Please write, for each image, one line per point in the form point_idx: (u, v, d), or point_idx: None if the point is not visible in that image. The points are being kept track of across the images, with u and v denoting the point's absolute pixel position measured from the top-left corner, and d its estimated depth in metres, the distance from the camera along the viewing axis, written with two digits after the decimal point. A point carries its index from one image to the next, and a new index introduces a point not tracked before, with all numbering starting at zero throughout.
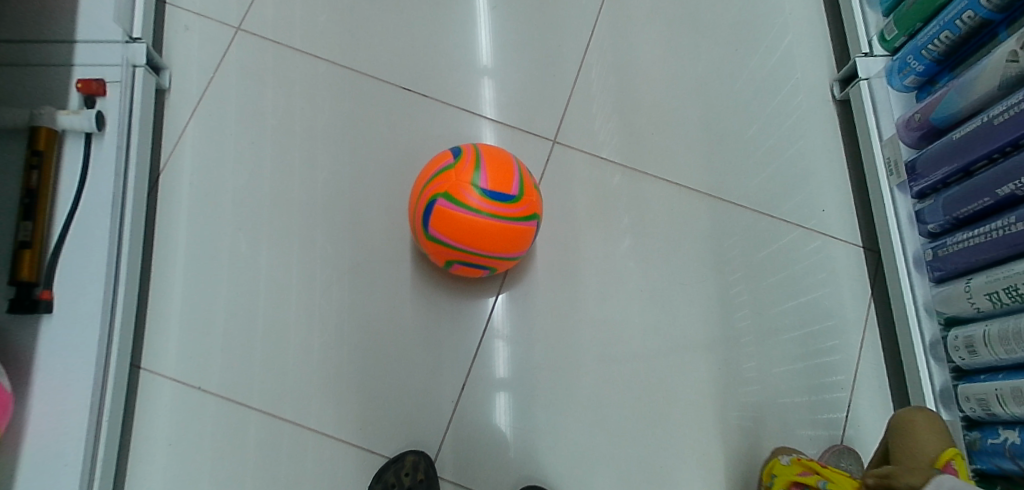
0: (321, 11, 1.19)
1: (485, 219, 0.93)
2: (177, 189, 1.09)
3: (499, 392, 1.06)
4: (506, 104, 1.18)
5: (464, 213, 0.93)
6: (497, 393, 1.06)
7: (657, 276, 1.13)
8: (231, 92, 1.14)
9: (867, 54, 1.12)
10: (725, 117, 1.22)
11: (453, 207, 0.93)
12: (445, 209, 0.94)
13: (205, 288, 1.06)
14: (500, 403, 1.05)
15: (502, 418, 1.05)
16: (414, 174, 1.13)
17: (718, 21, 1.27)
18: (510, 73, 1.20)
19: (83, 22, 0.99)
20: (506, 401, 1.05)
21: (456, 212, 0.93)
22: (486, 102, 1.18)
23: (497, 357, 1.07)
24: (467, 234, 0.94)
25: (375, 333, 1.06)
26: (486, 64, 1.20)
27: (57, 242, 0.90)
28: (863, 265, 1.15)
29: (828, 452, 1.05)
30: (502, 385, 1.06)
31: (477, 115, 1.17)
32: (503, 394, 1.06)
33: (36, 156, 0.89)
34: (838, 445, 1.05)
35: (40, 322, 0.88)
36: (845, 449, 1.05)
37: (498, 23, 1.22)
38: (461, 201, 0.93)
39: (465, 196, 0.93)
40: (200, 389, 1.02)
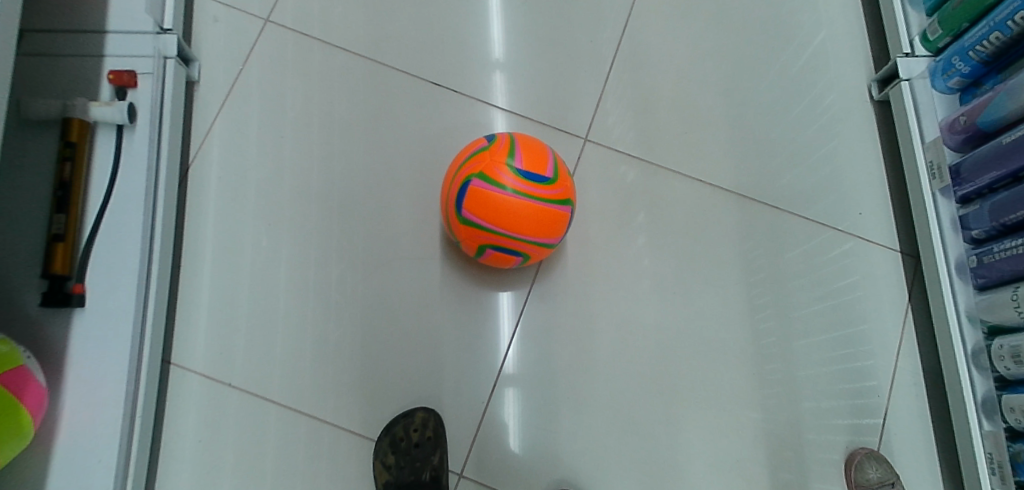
0: (352, 4, 1.17)
1: (518, 198, 0.93)
2: (206, 183, 1.08)
3: (508, 386, 1.04)
4: (534, 99, 1.16)
5: (498, 193, 0.93)
6: (505, 387, 1.04)
7: (692, 278, 1.11)
8: (260, 84, 1.13)
9: (908, 54, 1.10)
10: (761, 116, 1.20)
11: (487, 187, 0.93)
12: (479, 189, 0.93)
13: (234, 282, 1.05)
14: (508, 398, 1.04)
15: (510, 414, 1.03)
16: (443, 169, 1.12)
17: (753, 19, 1.25)
18: (538, 68, 1.18)
19: (115, 13, 0.98)
20: (514, 396, 1.04)
21: (489, 191, 0.93)
22: (500, 91, 1.16)
23: (505, 351, 1.06)
24: (499, 215, 0.93)
25: (395, 328, 1.05)
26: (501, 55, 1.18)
27: (89, 236, 0.88)
28: (901, 270, 1.13)
29: (853, 471, 1.03)
30: (512, 379, 1.05)
31: (488, 104, 1.16)
32: (510, 388, 1.04)
33: (69, 148, 0.88)
34: (857, 457, 1.04)
35: (73, 316, 0.87)
36: (869, 453, 1.04)
37: (525, 17, 1.20)
38: (495, 181, 0.93)
39: (500, 176, 0.93)
40: (230, 385, 1.01)
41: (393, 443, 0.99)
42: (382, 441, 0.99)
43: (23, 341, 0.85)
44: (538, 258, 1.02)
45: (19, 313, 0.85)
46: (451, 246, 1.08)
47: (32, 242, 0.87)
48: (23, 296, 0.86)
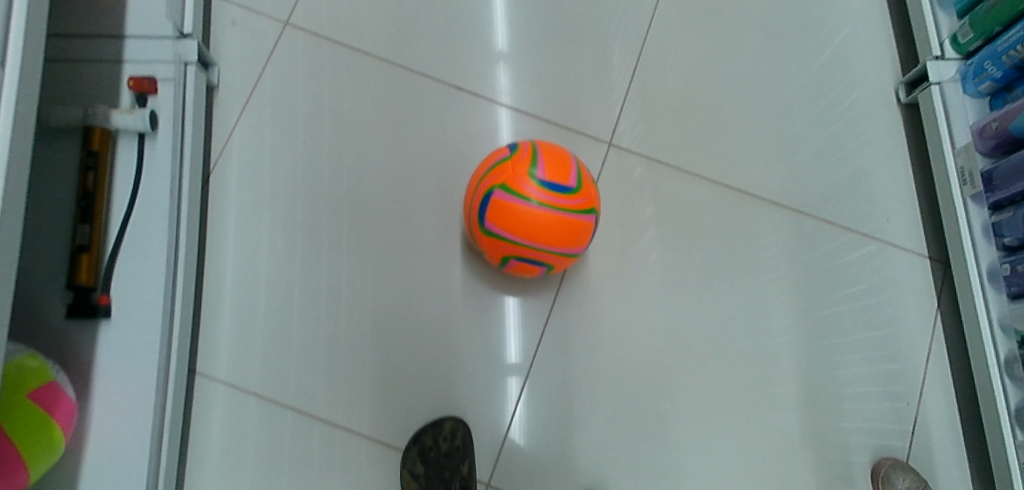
0: (375, 7, 1.16)
1: (542, 210, 0.91)
2: (228, 190, 1.07)
3: (510, 376, 1.05)
4: (547, 99, 1.15)
5: (522, 205, 0.92)
6: (509, 376, 1.04)
7: (720, 285, 1.11)
8: (280, 89, 1.11)
9: (939, 57, 1.08)
10: (787, 119, 1.18)
11: (510, 198, 0.92)
12: (502, 200, 0.92)
13: (259, 290, 1.04)
14: (512, 387, 1.04)
15: (513, 403, 1.04)
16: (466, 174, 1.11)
17: (778, 20, 1.24)
18: (555, 68, 1.17)
19: (133, 17, 0.96)
20: (518, 385, 1.04)
21: (512, 203, 0.92)
22: (504, 90, 1.15)
23: (509, 341, 1.06)
24: (523, 226, 0.93)
25: (412, 331, 1.05)
26: (502, 48, 1.16)
27: (113, 246, 0.87)
28: (930, 277, 1.13)
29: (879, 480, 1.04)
30: (515, 369, 1.05)
31: (493, 102, 1.14)
32: (515, 377, 1.05)
33: (91, 158, 0.87)
34: (883, 468, 1.04)
35: (99, 329, 0.86)
36: (894, 463, 1.04)
37: (541, 18, 1.19)
38: (519, 192, 0.92)
39: (523, 188, 0.92)
40: (256, 395, 1.00)
41: (421, 454, 0.99)
42: (410, 451, 0.99)
43: (49, 355, 0.84)
44: (563, 267, 1.01)
45: (44, 326, 0.84)
46: (475, 253, 1.08)
47: (55, 253, 0.86)
48: (47, 309, 0.85)
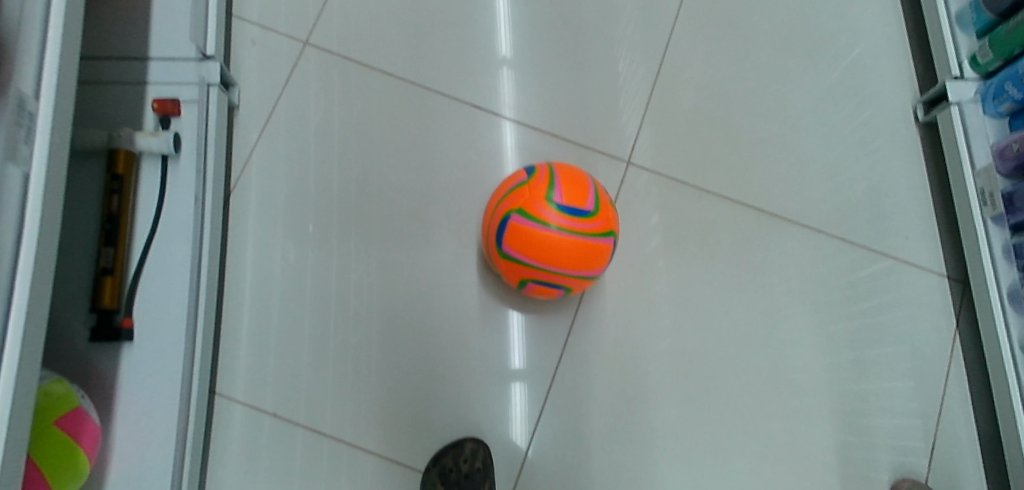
0: (398, 28, 1.18)
1: (560, 234, 0.91)
2: (247, 212, 1.09)
3: (516, 382, 1.06)
4: (551, 113, 1.17)
5: (540, 230, 0.92)
6: (514, 382, 1.06)
7: (738, 305, 1.11)
8: (301, 110, 1.13)
9: (958, 77, 1.08)
10: (803, 138, 1.19)
11: (528, 223, 0.92)
12: (520, 225, 0.93)
13: (278, 312, 1.06)
14: (516, 393, 1.06)
15: (517, 408, 1.05)
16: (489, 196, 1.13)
17: (794, 38, 1.24)
18: (563, 82, 1.18)
19: (155, 39, 0.97)
20: (522, 392, 1.06)
21: (529, 228, 0.92)
22: (506, 103, 1.17)
23: (514, 348, 1.08)
24: (540, 251, 0.93)
25: (419, 345, 1.07)
26: (506, 55, 1.18)
27: (136, 269, 0.88)
28: (948, 297, 1.13)
29: None
30: (519, 375, 1.06)
31: (498, 116, 1.16)
32: (518, 383, 1.06)
33: (116, 181, 0.88)
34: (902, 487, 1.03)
35: (122, 351, 0.86)
36: (913, 484, 1.03)
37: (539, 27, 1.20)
38: (536, 217, 0.92)
39: (540, 212, 0.92)
40: (275, 415, 1.03)
41: (442, 475, 0.99)
42: (431, 472, 1.00)
43: (72, 376, 0.84)
44: (582, 288, 1.01)
45: (67, 347, 0.85)
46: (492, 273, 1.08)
47: (78, 275, 0.87)
48: (70, 330, 0.86)
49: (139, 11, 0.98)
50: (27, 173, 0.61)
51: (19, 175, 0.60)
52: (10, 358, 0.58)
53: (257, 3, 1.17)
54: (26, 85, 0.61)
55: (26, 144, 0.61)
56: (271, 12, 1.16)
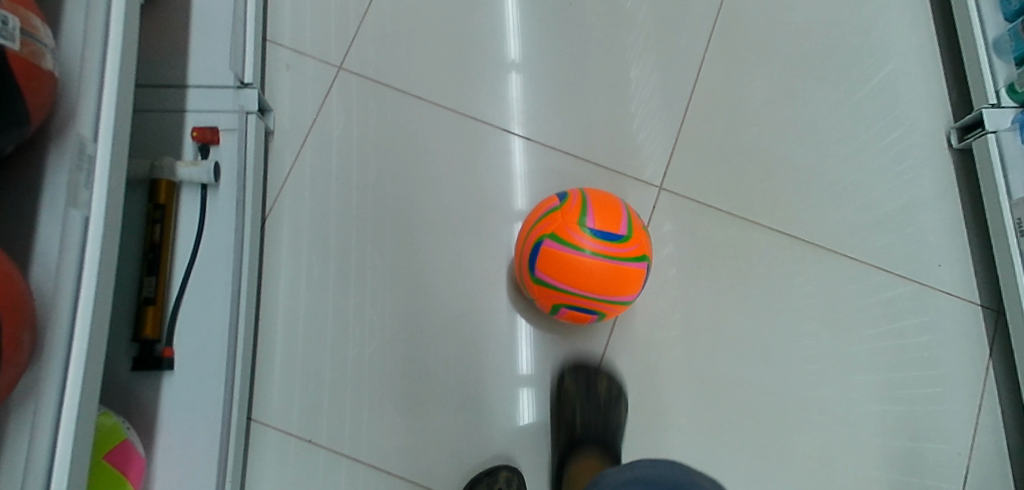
0: (433, 53, 1.20)
1: (594, 259, 0.91)
2: (280, 238, 1.12)
3: (522, 387, 1.09)
4: (561, 131, 1.18)
5: (574, 255, 0.91)
6: (520, 388, 1.09)
7: (768, 331, 1.12)
8: (336, 136, 1.16)
9: (994, 105, 1.09)
10: (834, 162, 1.19)
11: (561, 248, 0.92)
12: (553, 250, 0.92)
13: (312, 338, 1.09)
14: (524, 400, 1.08)
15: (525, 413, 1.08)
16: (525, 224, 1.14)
17: (826, 61, 1.23)
18: (577, 96, 1.20)
19: (195, 67, 0.98)
20: (529, 396, 1.08)
21: (563, 253, 0.91)
22: (516, 119, 1.19)
23: (521, 354, 1.10)
24: (575, 276, 0.92)
25: (447, 367, 1.09)
26: (513, 58, 1.21)
27: (176, 298, 0.90)
28: (982, 326, 1.12)
29: None
30: (526, 381, 1.09)
31: (506, 131, 1.18)
32: (527, 389, 1.09)
33: (158, 210, 0.90)
34: None
35: (164, 379, 0.88)
36: None
37: (547, 38, 1.22)
38: (569, 242, 0.91)
39: (574, 237, 0.91)
40: (309, 441, 1.04)
41: None
42: None
43: (116, 404, 0.86)
44: (615, 314, 1.00)
45: (110, 376, 0.87)
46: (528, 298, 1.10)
47: (121, 305, 0.89)
48: (114, 360, 0.88)
49: (179, 37, 0.99)
50: (87, 215, 0.63)
51: (80, 218, 0.62)
52: (71, 398, 0.60)
53: (290, 31, 1.20)
54: (86, 129, 0.64)
55: (86, 188, 0.63)
56: (305, 38, 1.20)
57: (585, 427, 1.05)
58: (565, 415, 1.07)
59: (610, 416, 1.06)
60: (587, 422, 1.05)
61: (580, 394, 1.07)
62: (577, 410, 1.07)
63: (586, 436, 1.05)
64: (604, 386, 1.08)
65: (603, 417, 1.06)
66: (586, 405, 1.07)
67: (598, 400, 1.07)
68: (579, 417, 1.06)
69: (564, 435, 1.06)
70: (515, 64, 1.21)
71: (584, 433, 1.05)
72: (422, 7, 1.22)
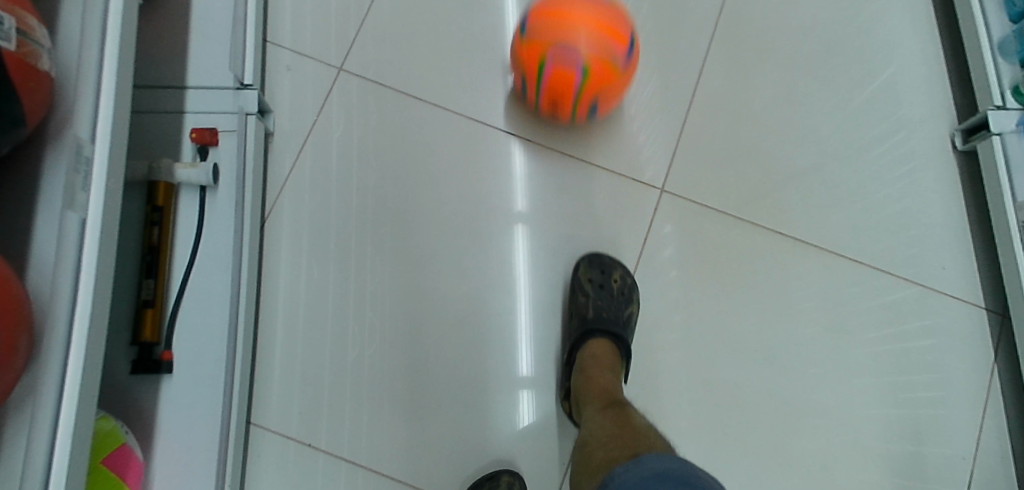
0: (434, 54, 1.20)
1: (581, 12, 1.00)
2: (280, 241, 1.11)
3: (523, 389, 1.08)
4: (563, 132, 1.18)
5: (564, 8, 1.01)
6: (520, 389, 1.08)
7: (771, 334, 1.11)
8: (336, 138, 1.16)
9: (999, 107, 1.08)
10: (837, 164, 1.18)
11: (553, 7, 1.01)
12: (546, 19, 1.01)
13: (312, 341, 1.08)
14: (523, 404, 1.07)
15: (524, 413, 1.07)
16: (526, 224, 1.14)
17: (829, 62, 1.23)
18: None
19: (195, 68, 0.98)
20: (530, 398, 1.08)
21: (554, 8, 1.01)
22: (517, 120, 1.18)
23: (521, 357, 1.09)
24: (561, 33, 1.00)
25: (447, 370, 1.08)
26: None
27: (174, 301, 0.89)
28: (986, 329, 1.12)
29: None
30: (527, 383, 1.08)
31: (508, 133, 1.17)
32: (527, 391, 1.08)
33: (156, 212, 0.90)
34: None
35: (162, 383, 0.87)
36: None
37: None
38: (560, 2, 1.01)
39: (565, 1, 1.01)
40: (308, 445, 1.04)
41: None
42: None
43: (114, 408, 0.85)
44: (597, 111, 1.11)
45: (108, 380, 0.86)
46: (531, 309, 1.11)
47: (120, 308, 0.88)
48: (112, 363, 0.87)
49: (178, 38, 0.98)
50: (84, 217, 0.62)
51: (77, 220, 0.62)
52: (68, 405, 0.59)
53: (289, 31, 1.19)
54: (83, 131, 0.63)
55: (83, 190, 0.62)
56: (305, 38, 1.19)
57: (598, 308, 1.06)
58: (579, 300, 1.08)
59: (621, 312, 1.08)
60: (600, 304, 1.06)
61: (595, 284, 1.08)
62: (591, 298, 1.07)
63: (598, 318, 1.05)
64: (619, 278, 1.10)
65: (616, 305, 1.07)
66: (599, 290, 1.08)
67: (613, 291, 1.08)
68: (592, 303, 1.07)
69: (576, 321, 1.07)
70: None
71: (597, 315, 1.06)
72: (422, 7, 1.22)
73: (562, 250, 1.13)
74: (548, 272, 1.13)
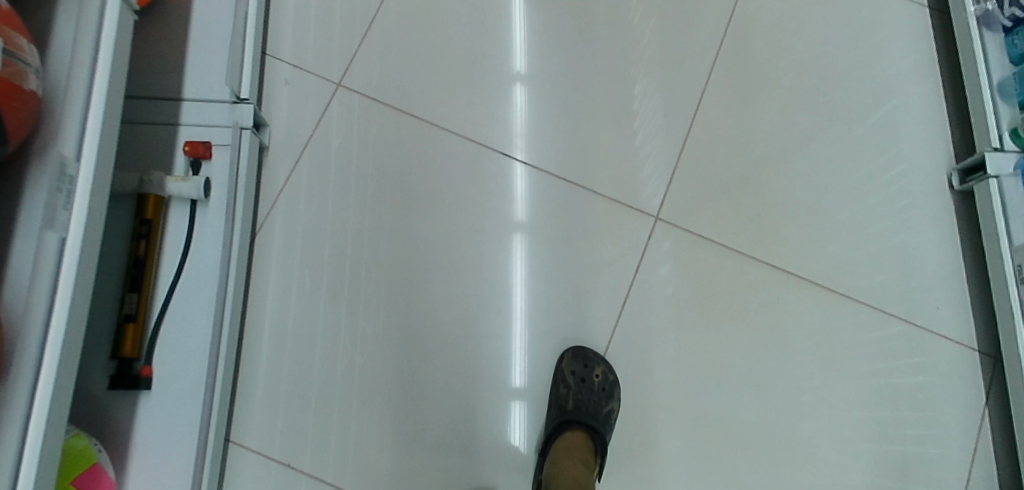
0: (432, 71, 1.19)
1: None
2: (269, 256, 1.11)
3: (516, 400, 1.08)
4: (562, 156, 1.17)
5: None
6: (513, 400, 1.08)
7: (759, 369, 1.10)
8: (331, 154, 1.15)
9: (997, 149, 1.08)
10: (833, 198, 1.17)
11: None
12: None
13: (297, 359, 1.07)
14: (520, 415, 1.08)
15: (518, 424, 1.07)
16: (520, 249, 1.13)
17: (829, 95, 1.22)
18: (577, 120, 1.19)
19: (189, 81, 0.97)
20: (521, 409, 1.08)
21: None
22: (518, 145, 1.17)
23: (516, 366, 1.09)
24: None
25: (435, 391, 1.07)
26: (520, 71, 1.20)
27: (157, 317, 0.89)
28: (979, 371, 1.10)
29: None
30: (519, 394, 1.08)
31: (510, 158, 1.17)
32: (517, 402, 1.08)
33: (144, 225, 0.90)
34: None
35: (140, 399, 0.87)
36: None
37: (550, 57, 1.21)
38: None
39: None
40: (288, 466, 1.03)
41: None
42: None
43: (90, 424, 0.85)
44: None
45: (86, 395, 0.86)
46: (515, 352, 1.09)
47: (102, 322, 0.88)
48: (90, 378, 0.87)
49: (175, 49, 0.98)
50: (63, 237, 0.62)
51: (56, 239, 0.62)
52: (37, 426, 0.59)
53: (290, 45, 1.19)
54: (68, 150, 0.64)
55: (65, 209, 0.63)
56: (305, 52, 1.19)
57: (577, 401, 1.04)
58: (560, 391, 1.06)
59: (600, 407, 1.05)
60: (581, 397, 1.05)
61: (577, 377, 1.06)
62: (572, 391, 1.06)
63: (578, 411, 1.04)
64: (600, 373, 1.06)
65: (595, 399, 1.05)
66: (580, 383, 1.06)
67: (593, 385, 1.06)
68: (573, 395, 1.05)
69: (555, 412, 1.06)
70: (520, 84, 1.20)
71: (576, 408, 1.04)
72: (424, 23, 1.21)
73: (554, 276, 1.12)
74: (539, 297, 1.11)
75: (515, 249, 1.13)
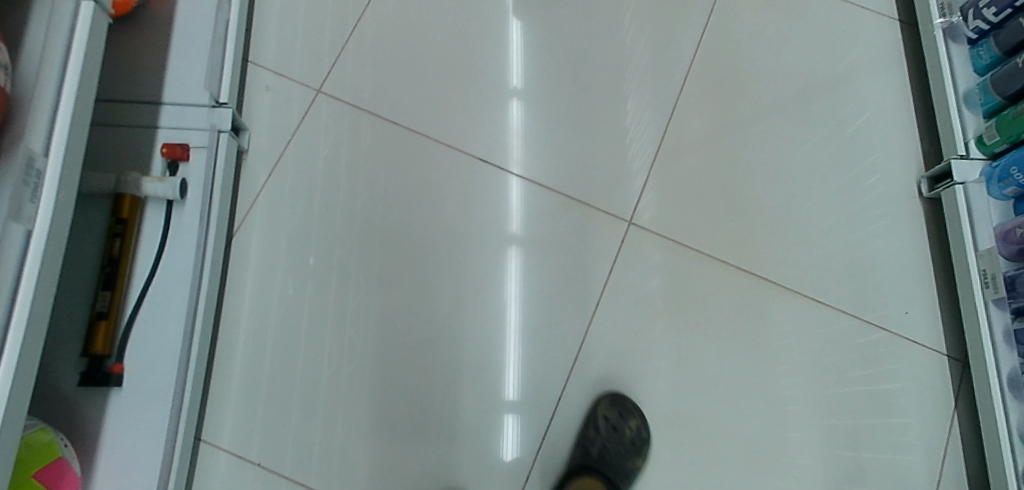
0: (414, 79, 1.22)
1: None
2: (246, 258, 1.12)
3: (509, 415, 1.08)
4: (551, 168, 1.19)
5: None
6: (507, 414, 1.08)
7: (730, 372, 1.11)
8: (310, 158, 1.17)
9: (963, 156, 1.10)
10: (804, 204, 1.19)
11: None
12: None
13: (270, 359, 1.08)
14: (510, 422, 1.08)
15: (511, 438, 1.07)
16: (514, 262, 1.15)
17: (801, 103, 1.24)
18: (558, 129, 1.21)
19: (168, 85, 1.00)
20: (515, 422, 1.08)
21: None
22: (516, 160, 1.19)
23: (509, 380, 1.10)
24: None
25: (412, 394, 1.08)
26: (518, 87, 1.22)
27: (130, 314, 0.91)
28: (948, 377, 1.11)
29: None
30: (512, 408, 1.09)
31: (505, 171, 1.19)
32: (510, 415, 1.08)
33: (120, 224, 0.92)
34: None
35: (110, 395, 0.89)
36: None
37: (536, 69, 1.23)
38: None
39: None
40: (259, 466, 1.04)
41: None
42: None
43: (59, 419, 0.87)
44: None
45: (57, 391, 0.88)
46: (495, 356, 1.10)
47: (75, 319, 0.90)
48: (62, 374, 0.89)
49: (156, 54, 1.00)
50: (29, 229, 0.65)
51: (22, 231, 0.65)
52: None
53: (272, 52, 1.22)
54: (36, 145, 0.67)
55: (32, 202, 0.66)
56: (287, 59, 1.21)
57: (603, 451, 1.05)
58: (589, 434, 1.07)
59: (625, 460, 1.06)
60: (607, 447, 1.05)
61: (609, 424, 1.06)
62: (601, 437, 1.06)
63: (601, 461, 1.05)
64: (633, 428, 1.06)
65: (622, 452, 1.06)
66: (611, 432, 1.06)
67: (624, 439, 1.06)
68: (600, 442, 1.06)
69: (579, 453, 1.07)
70: (517, 98, 1.22)
71: (599, 457, 1.05)
72: (408, 32, 1.24)
73: (539, 284, 1.14)
74: (517, 302, 1.13)
75: (507, 262, 1.14)
